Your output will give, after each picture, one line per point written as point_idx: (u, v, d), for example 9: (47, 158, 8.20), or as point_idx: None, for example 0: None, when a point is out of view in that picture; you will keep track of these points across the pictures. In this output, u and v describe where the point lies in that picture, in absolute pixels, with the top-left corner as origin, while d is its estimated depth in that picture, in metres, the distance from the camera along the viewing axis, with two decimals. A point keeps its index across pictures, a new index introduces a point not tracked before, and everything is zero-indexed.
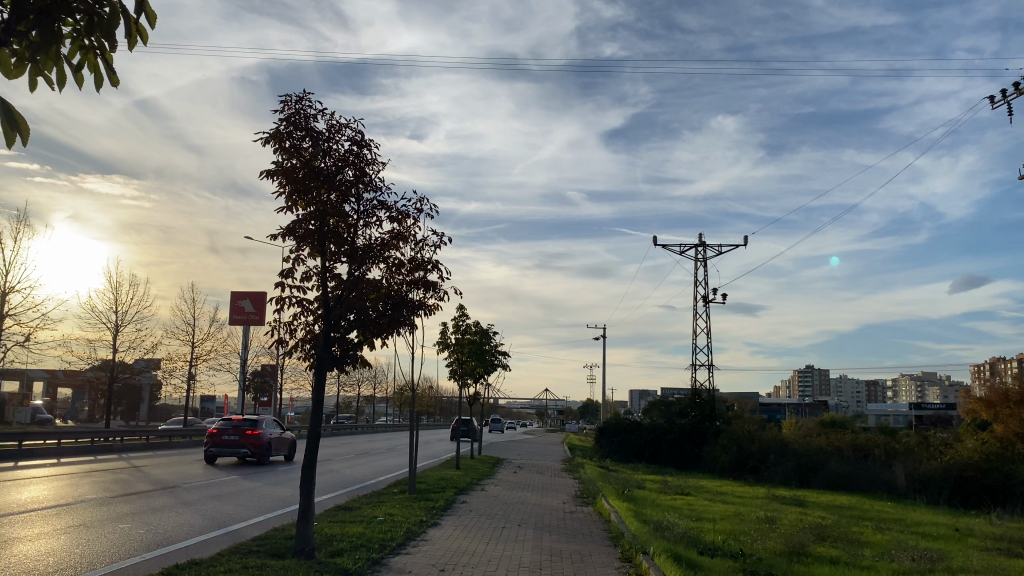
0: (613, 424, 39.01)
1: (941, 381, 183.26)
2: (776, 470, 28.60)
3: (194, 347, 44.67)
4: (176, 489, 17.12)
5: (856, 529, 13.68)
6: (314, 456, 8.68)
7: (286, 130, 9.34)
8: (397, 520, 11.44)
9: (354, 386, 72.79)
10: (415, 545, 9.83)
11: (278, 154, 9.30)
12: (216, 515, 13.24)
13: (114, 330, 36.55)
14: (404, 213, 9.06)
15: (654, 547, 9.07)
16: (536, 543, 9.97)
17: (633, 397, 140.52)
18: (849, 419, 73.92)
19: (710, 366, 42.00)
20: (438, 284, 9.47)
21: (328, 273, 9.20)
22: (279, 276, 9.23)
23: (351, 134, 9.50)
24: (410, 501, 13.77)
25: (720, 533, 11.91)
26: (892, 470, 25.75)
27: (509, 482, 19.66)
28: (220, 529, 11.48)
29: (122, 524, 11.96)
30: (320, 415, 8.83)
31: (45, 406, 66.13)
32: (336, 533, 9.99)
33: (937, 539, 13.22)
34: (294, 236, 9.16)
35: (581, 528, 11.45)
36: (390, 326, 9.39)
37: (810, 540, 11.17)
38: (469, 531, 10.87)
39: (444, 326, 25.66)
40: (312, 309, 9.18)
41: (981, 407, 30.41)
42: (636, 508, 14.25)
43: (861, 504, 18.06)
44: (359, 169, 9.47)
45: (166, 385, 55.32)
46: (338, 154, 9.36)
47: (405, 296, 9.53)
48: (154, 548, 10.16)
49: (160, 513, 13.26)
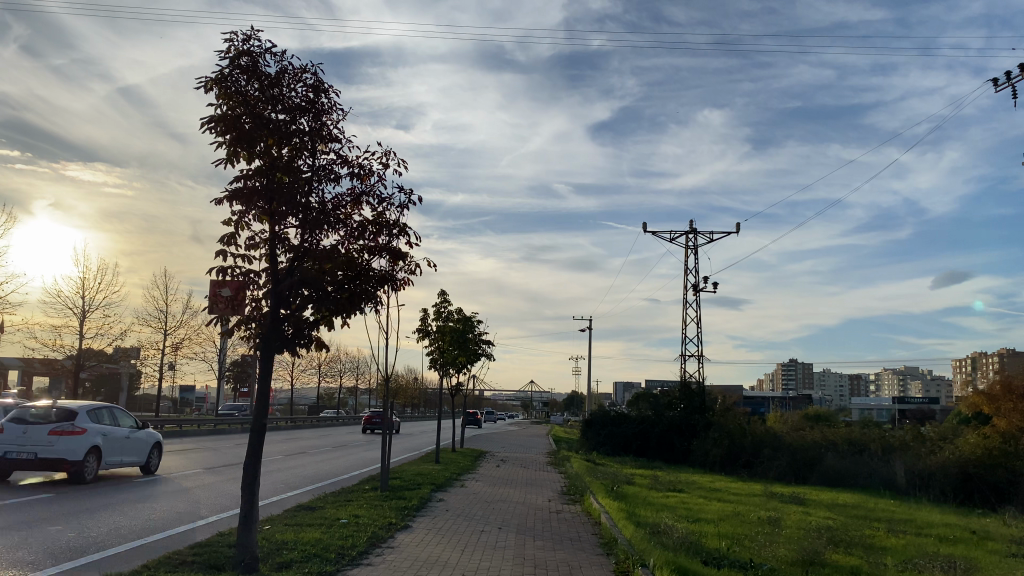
0: (600, 416, 37.89)
1: (922, 375, 183.96)
2: (769, 465, 27.58)
3: (167, 335, 43.24)
4: (130, 483, 15.95)
5: (868, 532, 12.54)
6: (259, 453, 7.38)
7: (231, 74, 8.01)
8: (363, 524, 10.12)
9: (336, 377, 71.39)
10: (379, 554, 8.55)
11: (221, 101, 7.95)
12: (162, 515, 11.92)
13: (81, 317, 35.03)
14: (366, 169, 7.73)
15: (653, 559, 7.91)
16: (516, 551, 8.76)
17: (618, 390, 139.58)
18: (836, 413, 73.18)
19: (700, 357, 40.89)
20: (407, 254, 8.16)
21: (278, 239, 7.90)
22: (221, 243, 7.94)
23: (308, 79, 8.19)
24: (381, 500, 12.55)
25: (723, 537, 10.76)
26: (891, 465, 24.77)
27: (490, 478, 18.46)
28: (160, 532, 10.19)
29: (51, 526, 10.67)
30: (266, 404, 7.53)
31: (20, 396, 64.36)
32: (287, 541, 8.67)
33: (959, 543, 12.12)
34: (238, 196, 7.85)
35: (568, 531, 10.26)
36: (351, 304, 8.10)
37: (825, 547, 10.01)
38: (439, 536, 9.66)
39: (424, 313, 24.39)
40: (259, 281, 7.85)
41: (981, 400, 29.47)
42: (628, 507, 13.07)
43: (865, 502, 17.05)
44: (316, 119, 8.18)
45: (144, 373, 53.83)
46: (289, 103, 8.09)
47: (367, 268, 8.20)
48: (80, 556, 8.87)
49: (101, 513, 11.92)
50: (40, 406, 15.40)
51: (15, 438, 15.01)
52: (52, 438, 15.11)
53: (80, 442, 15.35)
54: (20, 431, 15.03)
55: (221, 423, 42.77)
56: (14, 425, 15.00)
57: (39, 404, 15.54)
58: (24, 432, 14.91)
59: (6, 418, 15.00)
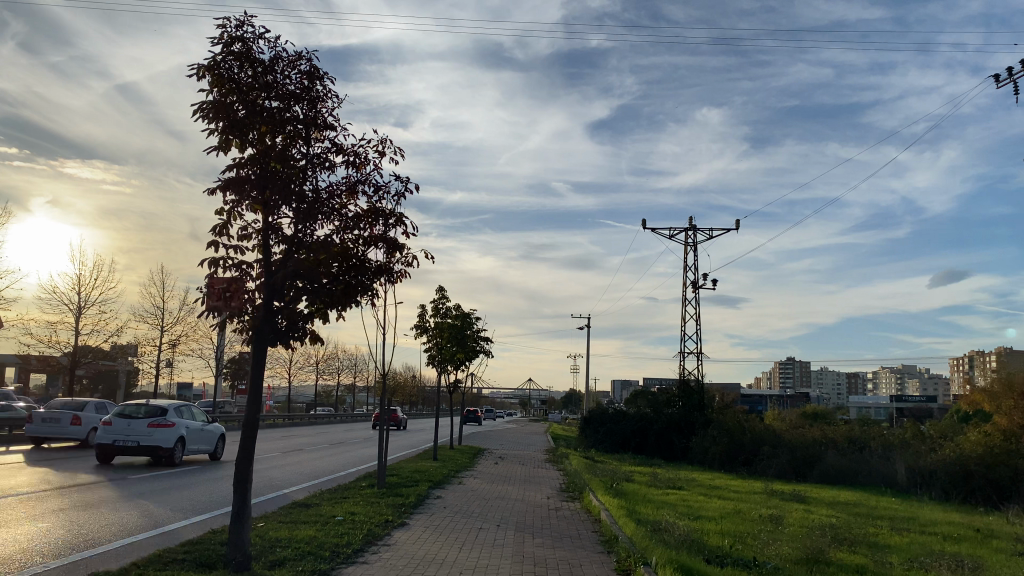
0: (599, 414, 37.72)
1: (920, 374, 183.99)
2: (769, 463, 27.43)
3: (164, 332, 43.03)
4: (125, 480, 15.81)
5: (871, 530, 12.37)
6: (251, 449, 7.21)
7: (223, 60, 7.82)
8: (359, 521, 9.92)
9: (334, 375, 71.20)
10: (374, 552, 8.37)
11: (213, 89, 7.76)
12: (154, 512, 11.74)
13: (76, 313, 34.83)
14: (361, 158, 7.54)
15: (656, 557, 7.74)
16: (516, 548, 8.57)
17: (616, 388, 139.44)
18: (833, 411, 73.12)
19: (699, 354, 40.65)
20: (403, 245, 7.96)
21: (271, 230, 7.71)
22: (214, 234, 7.76)
23: (303, 66, 7.99)
24: (377, 496, 12.38)
25: (725, 535, 10.58)
26: (892, 464, 24.60)
27: (488, 475, 18.27)
28: (151, 529, 10.03)
29: (42, 522, 10.50)
30: (259, 399, 7.35)
31: (17, 392, 64.06)
32: (281, 539, 8.46)
33: (964, 542, 11.96)
34: (231, 185, 7.65)
35: (568, 528, 10.07)
36: (346, 296, 7.90)
37: (829, 545, 9.82)
38: (436, 534, 9.48)
39: (422, 309, 24.19)
40: (252, 272, 7.68)
41: (984, 398, 29.31)
42: (628, 504, 12.86)
43: (866, 500, 16.87)
44: (311, 107, 7.99)
45: (141, 370, 53.68)
46: (283, 90, 7.89)
47: (362, 259, 8.00)
48: (71, 553, 8.69)
49: (92, 510, 11.75)
50: (135, 404, 19.51)
51: (119, 429, 19.21)
52: (148, 429, 19.21)
53: (170, 431, 19.62)
54: (124, 424, 19.19)
55: (219, 420, 42.59)
56: (120, 420, 19.13)
57: (135, 402, 19.69)
58: (127, 424, 19.07)
59: (114, 413, 19.15)
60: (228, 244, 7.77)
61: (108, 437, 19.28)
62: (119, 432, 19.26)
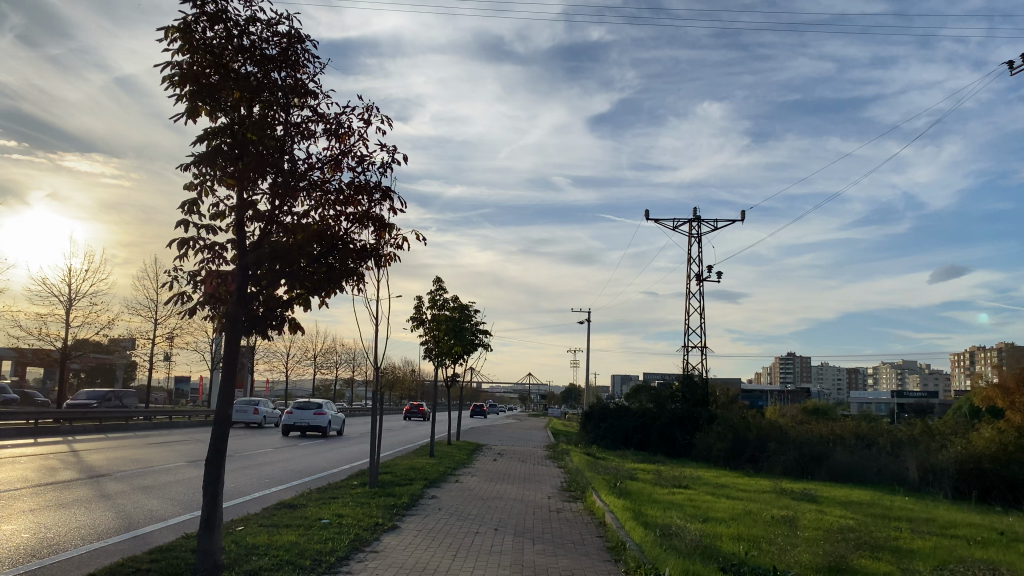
0: (600, 409, 37.00)
1: (921, 369, 183.48)
2: (775, 460, 26.76)
3: (158, 325, 42.35)
4: (106, 477, 15.17)
5: (891, 533, 11.68)
6: (222, 447, 6.50)
7: (194, 21, 7.07)
8: (345, 525, 9.23)
9: (333, 369, 70.65)
10: (361, 560, 7.67)
11: (182, 52, 7.01)
12: (130, 513, 11.03)
13: (68, 305, 34.16)
14: (345, 127, 6.82)
15: (669, 567, 7.08)
16: (515, 556, 7.89)
17: (616, 382, 138.89)
18: (834, 406, 72.42)
19: (704, 348, 39.91)
20: (390, 224, 7.25)
21: (246, 207, 7.02)
22: (183, 211, 7.06)
23: (282, 31, 7.26)
24: (369, 496, 11.72)
25: (740, 541, 9.88)
26: (902, 460, 23.92)
27: (486, 472, 17.57)
28: (127, 532, 9.38)
29: (9, 524, 9.86)
30: (231, 392, 6.63)
31: (13, 385, 63.35)
32: (259, 546, 7.77)
33: (991, 547, 11.25)
34: (203, 159, 6.95)
35: (571, 533, 9.42)
36: (329, 281, 7.20)
37: (853, 552, 9.13)
38: (430, 539, 8.79)
39: (419, 301, 23.46)
40: (227, 253, 6.97)
41: (997, 393, 28.64)
42: (632, 505, 12.18)
43: (880, 500, 16.18)
44: (291, 74, 7.28)
45: (136, 363, 53.00)
46: (260, 54, 7.16)
47: (346, 241, 7.30)
48: (37, 557, 8.07)
49: (65, 510, 11.07)
50: (305, 401, 32.01)
51: (296, 417, 31.65)
52: (313, 416, 31.73)
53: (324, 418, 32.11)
54: (299, 411, 31.44)
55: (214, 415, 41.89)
56: (297, 411, 31.68)
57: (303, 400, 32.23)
58: (299, 413, 31.55)
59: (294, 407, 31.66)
60: (200, 222, 7.06)
61: (289, 421, 31.66)
62: (295, 419, 31.66)
